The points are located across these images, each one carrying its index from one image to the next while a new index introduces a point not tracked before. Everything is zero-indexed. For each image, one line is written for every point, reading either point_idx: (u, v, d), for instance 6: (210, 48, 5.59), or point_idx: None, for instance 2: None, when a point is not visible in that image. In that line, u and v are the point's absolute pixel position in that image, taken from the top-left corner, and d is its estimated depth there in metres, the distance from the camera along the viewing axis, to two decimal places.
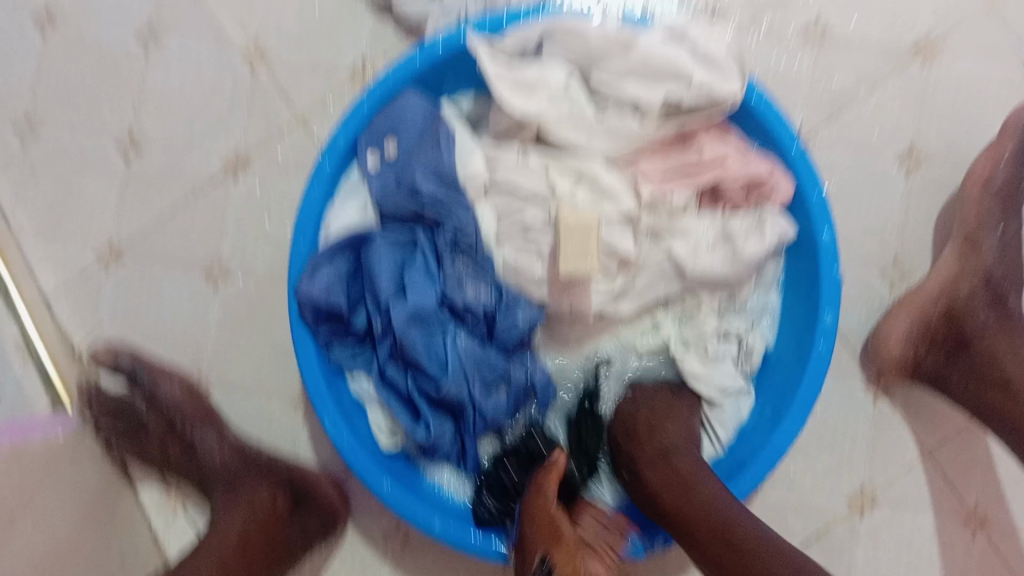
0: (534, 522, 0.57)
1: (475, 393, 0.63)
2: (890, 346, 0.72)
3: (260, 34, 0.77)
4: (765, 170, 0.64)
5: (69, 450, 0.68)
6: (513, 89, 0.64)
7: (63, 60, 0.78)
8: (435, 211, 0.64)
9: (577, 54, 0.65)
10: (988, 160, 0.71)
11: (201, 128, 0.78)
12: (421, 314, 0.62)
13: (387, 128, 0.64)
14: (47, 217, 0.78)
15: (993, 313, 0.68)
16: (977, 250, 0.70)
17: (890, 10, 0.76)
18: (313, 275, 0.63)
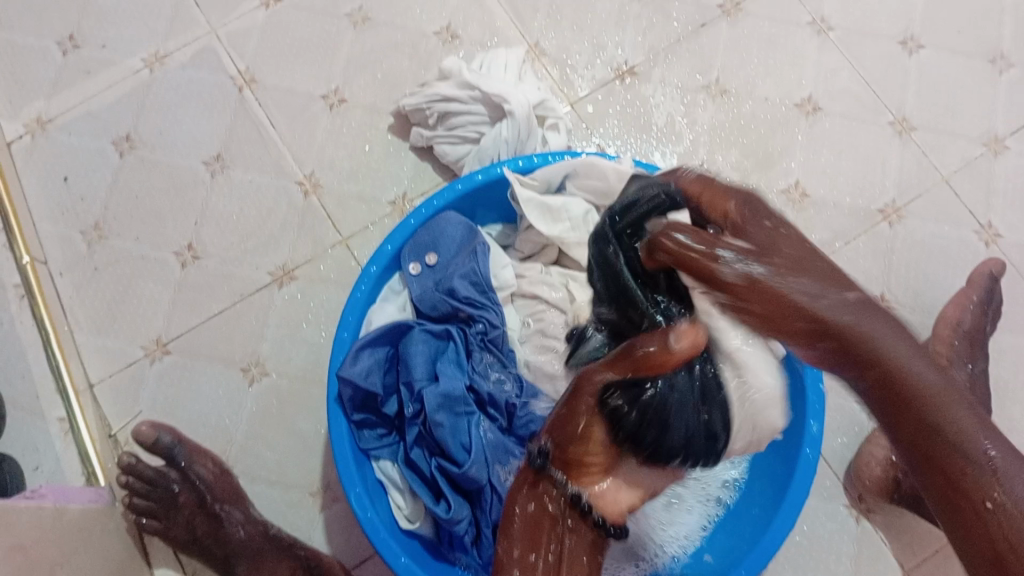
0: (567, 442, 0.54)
1: (494, 476, 0.67)
2: (873, 467, 0.78)
3: (316, 169, 0.88)
4: None
5: (93, 526, 0.71)
6: (541, 214, 0.74)
7: (136, 179, 0.88)
8: (468, 309, 0.72)
9: (595, 190, 0.75)
10: (957, 305, 0.82)
11: (253, 245, 0.86)
12: (451, 399, 0.68)
13: (429, 242, 0.73)
14: (102, 314, 0.85)
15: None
16: None
17: (858, 181, 0.90)
18: (355, 358, 0.69)
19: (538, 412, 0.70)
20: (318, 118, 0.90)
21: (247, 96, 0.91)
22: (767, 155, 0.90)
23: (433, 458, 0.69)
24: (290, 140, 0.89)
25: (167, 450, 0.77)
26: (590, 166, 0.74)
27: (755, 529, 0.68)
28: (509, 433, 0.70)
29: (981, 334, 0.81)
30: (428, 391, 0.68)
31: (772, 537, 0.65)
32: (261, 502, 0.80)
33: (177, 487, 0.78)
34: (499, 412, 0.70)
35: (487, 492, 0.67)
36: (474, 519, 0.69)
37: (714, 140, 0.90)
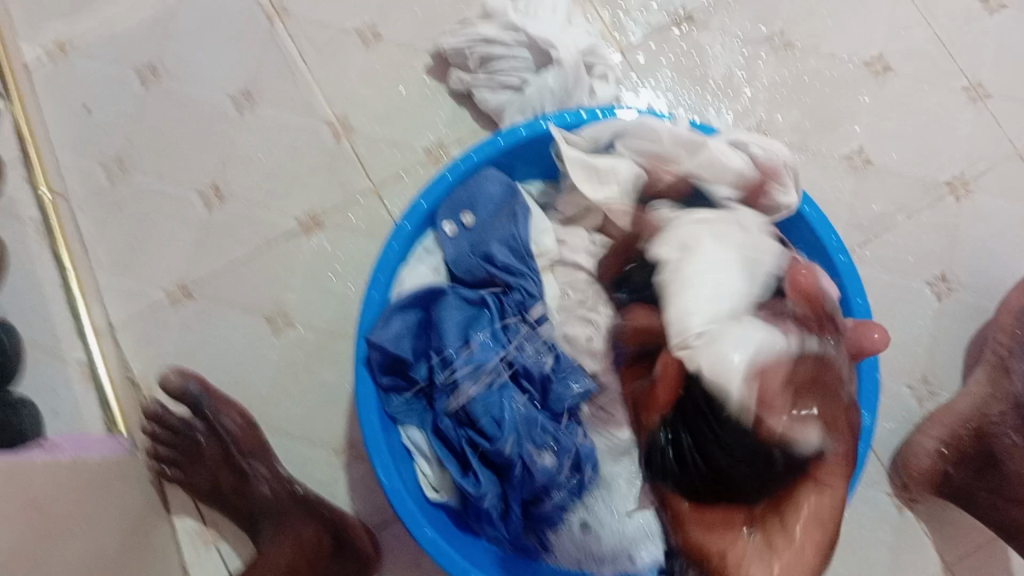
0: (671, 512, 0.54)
1: (528, 452, 0.64)
2: (919, 458, 0.74)
3: (348, 110, 0.84)
4: None
5: (111, 477, 0.69)
6: (587, 177, 0.70)
7: (160, 112, 0.84)
8: (505, 276, 0.69)
9: (649, 153, 0.69)
10: (1020, 295, 0.74)
11: (281, 190, 0.82)
12: (483, 371, 0.66)
13: (467, 200, 0.69)
14: (124, 254, 0.82)
15: (1023, 435, 0.72)
16: (1007, 374, 0.73)
17: (925, 151, 0.84)
18: (386, 323, 0.66)
19: (574, 388, 0.67)
20: (353, 56, 0.85)
21: (278, 28, 0.85)
22: (828, 117, 0.84)
23: (462, 429, 0.66)
24: (322, 78, 0.84)
25: (192, 401, 0.75)
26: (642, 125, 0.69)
27: None
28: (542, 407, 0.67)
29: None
30: (460, 362, 0.66)
31: None
32: (283, 456, 0.78)
33: (202, 438, 0.76)
34: (533, 386, 0.67)
35: (518, 470, 0.64)
36: (502, 494, 0.66)
37: (773, 99, 0.84)
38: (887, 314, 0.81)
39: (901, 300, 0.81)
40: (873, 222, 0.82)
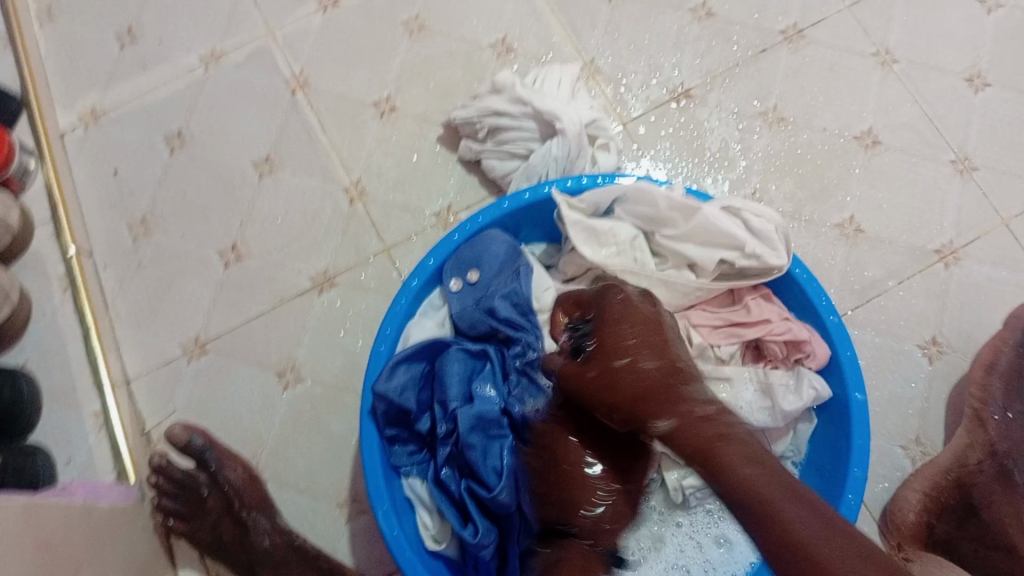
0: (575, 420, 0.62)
1: (525, 503, 0.66)
2: (906, 514, 0.76)
3: (362, 176, 0.88)
4: (804, 334, 0.70)
5: (122, 524, 0.71)
6: (586, 238, 0.72)
7: (184, 175, 0.89)
8: (509, 331, 0.71)
9: (645, 216, 0.73)
10: (993, 346, 0.80)
11: (296, 250, 0.86)
12: (484, 420, 0.67)
13: (472, 259, 0.72)
14: (144, 308, 0.85)
15: (1000, 484, 0.75)
16: (983, 425, 0.77)
17: (915, 220, 0.87)
18: (391, 374, 0.68)
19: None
20: (368, 126, 0.89)
21: (300, 99, 0.90)
22: (821, 187, 0.88)
23: (462, 479, 0.68)
24: (337, 145, 0.89)
25: (198, 453, 0.77)
26: (641, 192, 0.72)
27: None
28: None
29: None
30: (461, 412, 0.67)
31: None
32: (287, 509, 0.80)
33: (206, 490, 0.78)
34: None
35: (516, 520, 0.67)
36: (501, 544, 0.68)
37: (768, 169, 0.88)
38: (881, 377, 0.83)
39: (894, 364, 0.83)
40: (866, 287, 0.85)
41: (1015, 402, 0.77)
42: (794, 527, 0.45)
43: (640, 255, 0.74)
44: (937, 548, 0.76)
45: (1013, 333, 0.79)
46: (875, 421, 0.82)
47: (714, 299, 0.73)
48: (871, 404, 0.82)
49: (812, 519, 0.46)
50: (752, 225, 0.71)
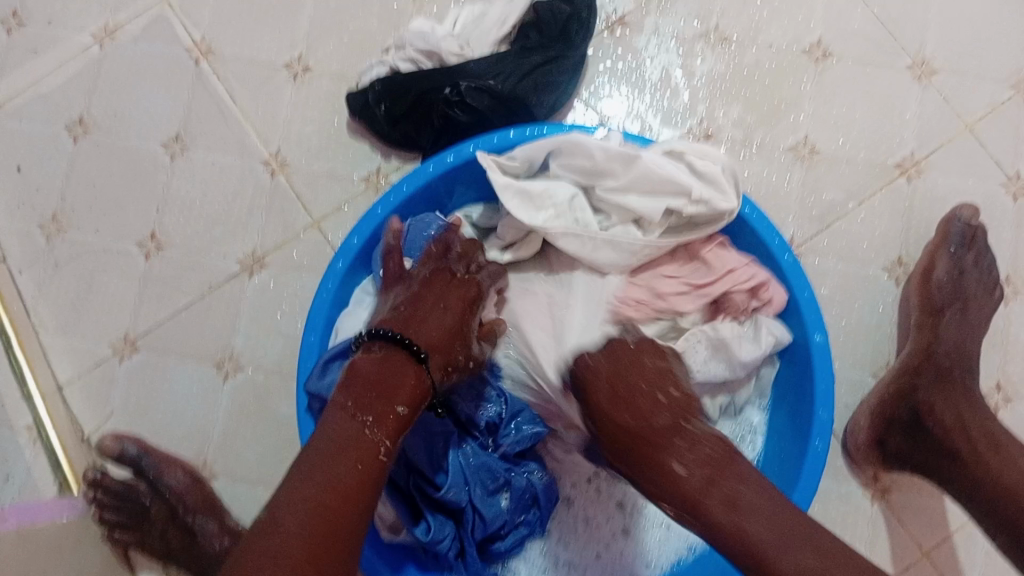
0: (377, 384, 0.53)
1: (476, 496, 0.65)
2: (858, 436, 0.73)
3: (282, 146, 0.82)
4: (762, 278, 0.68)
5: (59, 541, 0.67)
6: (520, 201, 0.68)
7: (94, 164, 0.83)
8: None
9: (580, 169, 0.68)
10: (930, 253, 0.76)
11: (220, 232, 0.81)
12: (426, 423, 0.66)
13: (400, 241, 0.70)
14: (67, 311, 0.80)
15: (941, 386, 0.69)
16: (934, 327, 0.72)
17: (873, 134, 0.82)
18: (323, 372, 0.64)
19: (524, 430, 0.68)
20: (282, 91, 0.83)
21: (206, 68, 0.84)
22: (771, 108, 0.82)
23: (410, 475, 0.66)
24: (251, 114, 0.83)
25: (134, 461, 0.74)
26: (574, 144, 0.67)
27: None
28: (492, 449, 0.68)
29: (970, 291, 0.74)
30: None
31: (803, 493, 0.63)
32: (241, 504, 0.76)
33: (149, 499, 0.74)
34: (482, 432, 0.68)
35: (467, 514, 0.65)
36: (458, 537, 0.65)
37: (714, 94, 0.83)
38: (847, 305, 0.79)
39: (860, 290, 0.79)
40: (825, 211, 0.80)
41: (955, 303, 0.73)
42: (782, 561, 0.48)
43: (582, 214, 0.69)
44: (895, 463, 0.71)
45: (948, 237, 0.75)
46: (844, 351, 0.78)
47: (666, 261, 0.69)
48: (836, 333, 0.79)
49: (808, 558, 0.48)
50: (696, 168, 0.66)
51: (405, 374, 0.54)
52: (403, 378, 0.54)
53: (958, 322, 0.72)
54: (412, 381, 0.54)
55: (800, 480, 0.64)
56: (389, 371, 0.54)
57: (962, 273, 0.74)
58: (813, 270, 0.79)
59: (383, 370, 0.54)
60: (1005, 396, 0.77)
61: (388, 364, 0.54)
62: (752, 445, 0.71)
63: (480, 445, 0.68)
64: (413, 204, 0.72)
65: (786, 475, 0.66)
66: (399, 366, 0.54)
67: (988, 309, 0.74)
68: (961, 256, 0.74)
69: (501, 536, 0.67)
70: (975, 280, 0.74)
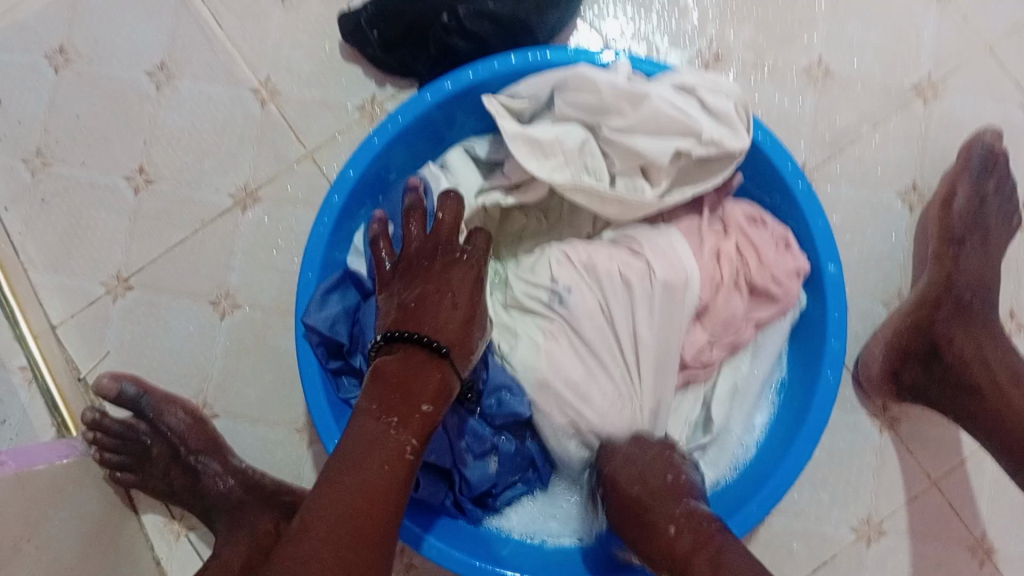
0: (403, 378, 0.53)
1: (461, 458, 0.66)
2: (872, 367, 0.73)
3: (273, 75, 0.79)
4: (792, 269, 0.66)
5: (61, 487, 0.66)
6: (528, 148, 0.66)
7: (75, 94, 0.79)
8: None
9: (586, 106, 0.65)
10: (949, 180, 0.74)
11: (211, 165, 0.78)
12: None
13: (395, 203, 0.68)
14: (57, 249, 0.78)
15: (960, 318, 0.69)
16: (952, 256, 0.71)
17: (889, 54, 0.78)
18: (321, 305, 0.64)
19: (505, 406, 0.65)
20: (270, 14, 0.79)
21: None
22: (782, 28, 0.78)
23: None
24: (238, 41, 0.79)
25: (133, 401, 0.72)
26: (580, 78, 0.64)
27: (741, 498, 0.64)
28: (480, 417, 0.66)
29: (992, 222, 0.72)
30: None
31: (738, 522, 0.62)
32: (244, 442, 0.75)
33: (149, 439, 0.73)
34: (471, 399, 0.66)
35: (455, 476, 0.66)
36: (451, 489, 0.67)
37: (724, 13, 0.79)
38: (858, 233, 0.77)
39: (873, 218, 0.77)
40: (839, 136, 0.77)
41: (975, 233, 0.71)
42: None
43: (591, 159, 0.67)
44: (908, 395, 0.70)
45: (970, 161, 0.73)
46: (855, 280, 0.77)
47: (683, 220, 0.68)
48: (847, 262, 0.77)
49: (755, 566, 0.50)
50: (707, 103, 0.65)
51: (428, 372, 0.54)
52: (426, 373, 0.54)
53: (978, 254, 0.71)
54: (437, 379, 0.54)
55: (774, 475, 0.62)
56: (412, 370, 0.53)
57: (982, 200, 0.72)
58: (824, 197, 0.77)
59: (407, 367, 0.53)
60: (1019, 324, 0.76)
61: (409, 359, 0.54)
62: (766, 408, 0.70)
63: (467, 411, 0.66)
64: (411, 132, 0.68)
65: (770, 460, 0.65)
66: (421, 365, 0.54)
67: (1003, 240, 0.73)
68: (983, 183, 0.73)
69: (495, 493, 0.69)
70: (996, 208, 0.73)
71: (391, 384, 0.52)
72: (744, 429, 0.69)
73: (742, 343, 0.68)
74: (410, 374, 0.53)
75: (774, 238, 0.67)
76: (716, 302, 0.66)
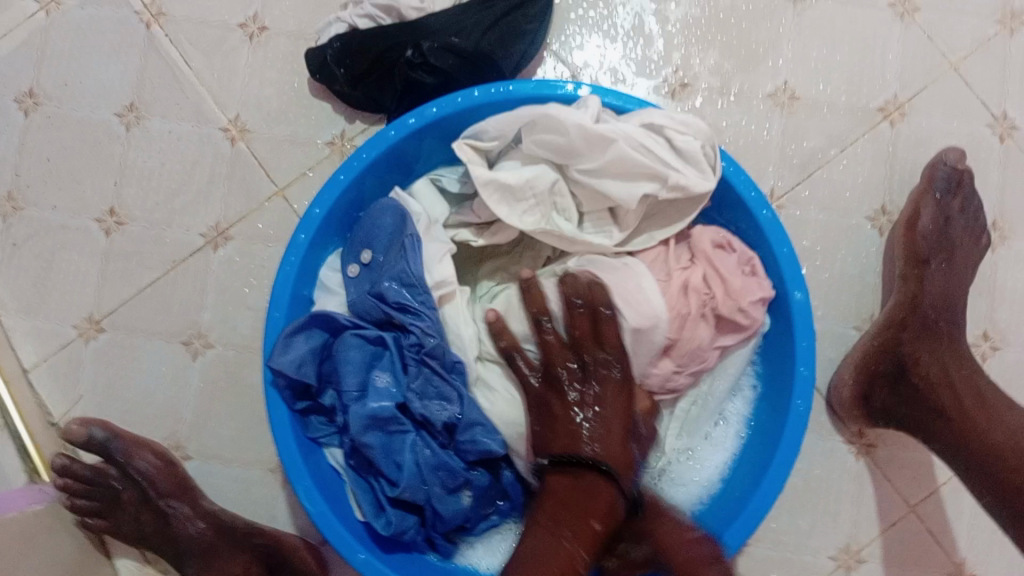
0: (586, 502, 0.57)
1: (434, 494, 0.65)
2: (841, 389, 0.73)
3: (242, 113, 0.79)
4: (759, 299, 0.66)
5: (33, 538, 0.66)
6: (499, 195, 0.66)
7: (45, 137, 0.79)
8: (401, 316, 0.64)
9: (554, 147, 0.65)
10: (914, 201, 0.74)
11: (182, 205, 0.78)
12: (377, 419, 0.64)
13: (364, 240, 0.68)
14: (29, 294, 0.78)
15: (928, 340, 0.69)
16: (920, 278, 0.71)
17: (855, 76, 0.79)
18: (288, 346, 0.64)
19: (478, 442, 0.65)
20: (237, 53, 0.79)
21: (156, 31, 0.80)
22: (749, 53, 0.79)
23: (369, 467, 0.66)
24: (207, 80, 0.79)
25: (102, 445, 0.72)
26: (551, 120, 0.64)
27: (723, 519, 0.65)
28: (453, 450, 0.66)
29: (958, 241, 0.72)
30: (353, 411, 0.64)
31: (735, 534, 0.62)
32: (218, 483, 0.75)
33: (119, 484, 0.72)
34: (441, 432, 0.66)
35: (426, 511, 0.66)
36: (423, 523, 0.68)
37: (690, 38, 0.79)
38: (829, 256, 0.77)
39: (844, 240, 0.77)
40: (806, 160, 0.77)
41: (941, 254, 0.71)
42: None
43: (558, 199, 0.68)
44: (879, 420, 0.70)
45: (933, 182, 0.73)
46: (826, 303, 0.77)
47: (648, 249, 0.70)
48: (819, 286, 0.77)
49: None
50: (675, 145, 0.65)
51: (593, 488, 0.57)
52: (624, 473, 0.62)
53: (943, 274, 0.71)
54: (608, 499, 0.57)
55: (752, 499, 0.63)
56: (581, 492, 0.57)
57: (947, 220, 0.72)
58: (793, 222, 0.77)
59: (584, 493, 0.57)
60: (993, 345, 0.76)
61: (580, 483, 0.58)
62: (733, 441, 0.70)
63: (439, 445, 0.66)
64: (378, 168, 0.69)
65: (735, 496, 0.67)
66: (591, 489, 0.57)
67: (971, 261, 0.73)
68: (947, 203, 0.72)
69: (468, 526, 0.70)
70: (962, 227, 0.73)
71: (578, 499, 0.57)
72: (703, 464, 0.70)
73: (708, 368, 0.68)
74: (589, 495, 0.57)
75: (740, 262, 0.67)
76: (684, 331, 0.65)
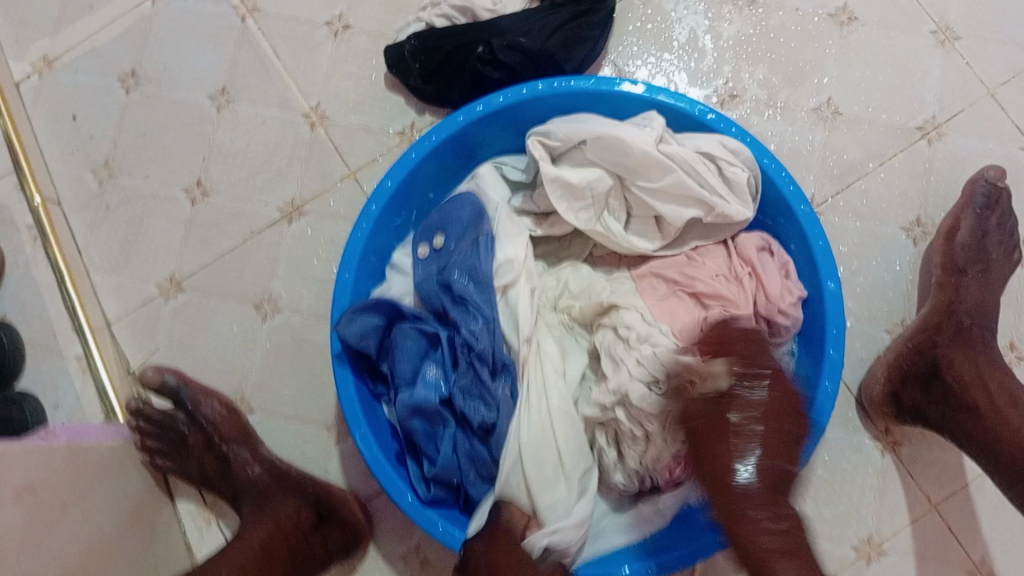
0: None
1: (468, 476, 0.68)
2: (874, 387, 0.76)
3: (322, 101, 0.86)
4: (796, 297, 0.71)
5: (108, 464, 0.72)
6: (562, 192, 0.72)
7: (142, 114, 0.87)
8: (455, 308, 0.69)
9: (619, 160, 0.71)
10: (953, 215, 0.78)
11: (261, 182, 0.85)
12: (421, 409, 0.68)
13: (439, 225, 0.73)
14: (116, 254, 0.85)
15: (960, 343, 0.72)
16: (955, 286, 0.75)
17: (895, 96, 0.84)
18: (353, 319, 0.69)
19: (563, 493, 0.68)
20: (322, 49, 0.87)
21: (250, 25, 0.88)
22: (795, 70, 0.84)
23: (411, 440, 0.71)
24: (293, 70, 0.86)
25: (174, 392, 0.78)
26: (616, 139, 0.69)
27: None
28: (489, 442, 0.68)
29: (991, 254, 0.76)
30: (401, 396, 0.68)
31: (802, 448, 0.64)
32: (277, 437, 0.80)
33: (187, 429, 0.78)
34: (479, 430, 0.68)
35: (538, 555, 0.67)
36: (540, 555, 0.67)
37: (740, 54, 0.84)
38: (864, 262, 0.81)
39: (879, 248, 0.81)
40: (846, 171, 0.82)
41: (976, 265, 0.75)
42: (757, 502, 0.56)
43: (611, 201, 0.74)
44: (908, 417, 0.73)
45: (972, 198, 0.77)
46: (859, 307, 0.81)
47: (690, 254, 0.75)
48: (854, 291, 0.81)
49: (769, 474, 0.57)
50: (725, 173, 0.71)
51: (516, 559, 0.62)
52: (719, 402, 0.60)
53: (979, 284, 0.75)
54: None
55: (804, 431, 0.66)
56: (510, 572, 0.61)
57: (984, 235, 0.76)
58: (832, 228, 0.81)
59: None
60: (1019, 356, 0.79)
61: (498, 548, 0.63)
62: None
63: (477, 440, 0.69)
64: (446, 150, 0.75)
65: None
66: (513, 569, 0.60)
67: (1004, 274, 0.76)
68: (985, 218, 0.76)
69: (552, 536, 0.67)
70: (995, 240, 0.76)
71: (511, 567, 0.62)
72: None
73: None
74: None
75: (777, 267, 0.73)
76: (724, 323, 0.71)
